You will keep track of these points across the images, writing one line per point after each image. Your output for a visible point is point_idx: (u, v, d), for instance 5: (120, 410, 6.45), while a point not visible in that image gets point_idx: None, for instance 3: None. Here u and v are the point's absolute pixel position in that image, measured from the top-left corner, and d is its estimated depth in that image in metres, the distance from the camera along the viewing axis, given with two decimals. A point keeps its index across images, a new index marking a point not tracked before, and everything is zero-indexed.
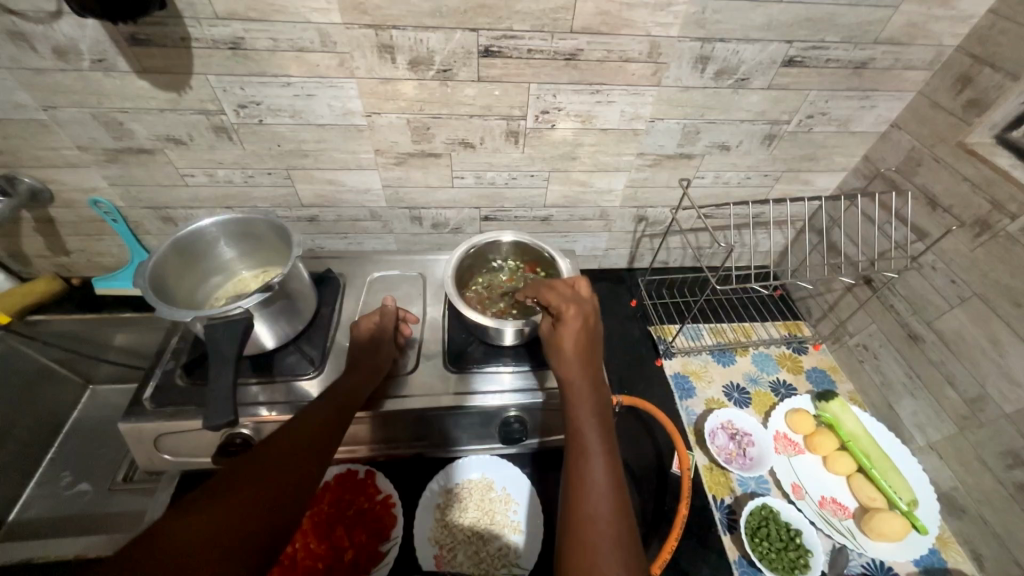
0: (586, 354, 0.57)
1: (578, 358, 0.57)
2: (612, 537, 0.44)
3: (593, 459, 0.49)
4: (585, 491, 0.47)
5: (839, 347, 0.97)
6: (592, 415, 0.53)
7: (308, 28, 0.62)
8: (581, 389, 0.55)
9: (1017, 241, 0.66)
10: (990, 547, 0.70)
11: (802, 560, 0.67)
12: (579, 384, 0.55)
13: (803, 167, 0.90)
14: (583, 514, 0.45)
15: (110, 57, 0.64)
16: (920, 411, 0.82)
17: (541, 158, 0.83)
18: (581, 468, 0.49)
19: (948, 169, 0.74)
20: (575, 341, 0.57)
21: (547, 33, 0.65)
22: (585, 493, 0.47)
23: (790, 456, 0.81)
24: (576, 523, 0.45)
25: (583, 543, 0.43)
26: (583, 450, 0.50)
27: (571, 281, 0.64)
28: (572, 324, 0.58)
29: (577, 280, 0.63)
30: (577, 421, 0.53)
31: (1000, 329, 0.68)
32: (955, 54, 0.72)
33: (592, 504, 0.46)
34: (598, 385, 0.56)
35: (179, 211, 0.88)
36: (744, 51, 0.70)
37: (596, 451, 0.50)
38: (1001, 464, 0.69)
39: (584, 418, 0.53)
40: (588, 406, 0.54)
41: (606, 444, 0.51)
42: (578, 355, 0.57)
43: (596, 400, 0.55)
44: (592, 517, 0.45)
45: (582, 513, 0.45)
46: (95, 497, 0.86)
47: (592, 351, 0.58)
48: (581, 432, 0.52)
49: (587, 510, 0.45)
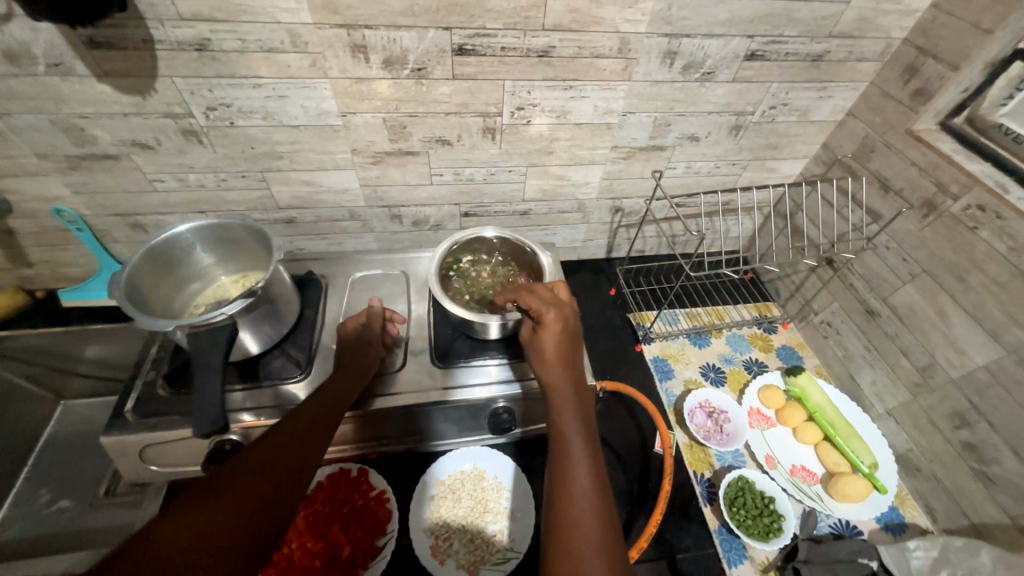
0: (569, 358, 0.60)
1: (562, 364, 0.59)
2: (597, 537, 0.45)
3: (577, 462, 0.51)
4: (570, 493, 0.48)
5: (805, 325, 1.03)
6: (577, 418, 0.55)
7: (278, 28, 0.61)
8: (564, 394, 0.57)
9: (960, 221, 0.71)
10: (941, 501, 0.77)
11: (775, 524, 0.72)
12: (563, 389, 0.57)
13: (767, 156, 0.94)
14: (570, 516, 0.47)
15: (66, 61, 0.62)
16: (878, 381, 0.88)
17: (518, 153, 0.84)
18: (565, 472, 0.50)
19: (898, 154, 0.79)
20: (559, 346, 0.60)
21: (519, 31, 0.66)
22: (572, 495, 0.48)
23: (763, 429, 0.86)
24: (560, 525, 0.46)
25: (567, 543, 0.45)
26: (567, 455, 0.52)
27: (551, 286, 0.67)
28: (554, 327, 0.61)
29: (556, 286, 0.67)
30: (561, 426, 0.55)
31: (946, 302, 0.74)
32: (902, 46, 0.76)
33: (576, 505, 0.47)
34: (581, 389, 0.58)
35: (149, 218, 0.86)
36: (708, 46, 0.72)
37: (581, 456, 0.52)
38: (950, 426, 0.75)
39: (568, 421, 0.55)
40: (571, 410, 0.56)
41: (590, 448, 0.53)
42: (561, 361, 0.59)
43: (579, 405, 0.57)
44: (578, 517, 0.46)
45: (566, 516, 0.47)
46: (76, 513, 0.84)
47: (574, 357, 0.61)
48: (565, 436, 0.54)
49: (573, 512, 0.47)
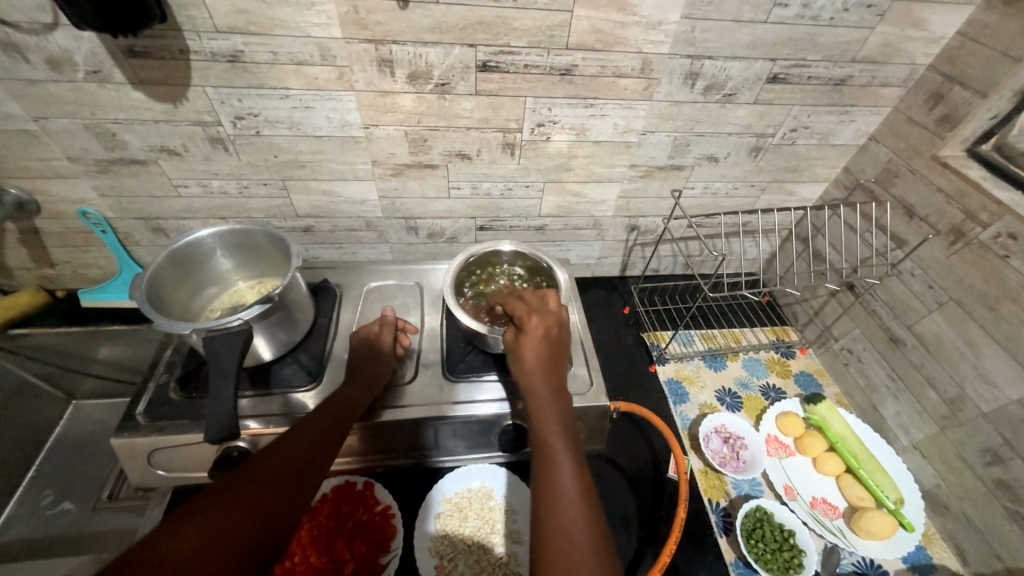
0: (551, 363, 0.59)
1: (542, 370, 0.58)
2: (585, 546, 0.43)
3: (561, 469, 0.50)
4: (554, 501, 0.47)
5: (825, 351, 1.01)
6: (558, 425, 0.54)
7: (308, 42, 0.63)
8: (544, 400, 0.56)
9: (989, 249, 0.69)
10: (972, 541, 0.73)
11: (796, 559, 0.68)
12: (543, 394, 0.56)
13: (787, 178, 0.93)
14: (555, 525, 0.45)
15: (104, 69, 0.64)
16: (903, 412, 0.85)
17: (536, 169, 0.85)
18: (550, 478, 0.49)
19: (923, 180, 0.78)
20: (540, 351, 0.60)
21: (543, 49, 0.67)
22: (558, 502, 0.47)
23: (781, 458, 0.83)
24: (548, 535, 0.45)
25: (556, 553, 0.43)
26: (551, 462, 0.50)
27: (542, 293, 0.66)
28: (537, 333, 0.60)
29: (546, 293, 0.66)
30: (542, 434, 0.53)
31: (975, 332, 0.72)
32: (927, 72, 0.76)
33: (563, 514, 0.46)
34: (562, 396, 0.57)
35: (171, 222, 0.87)
36: (731, 68, 0.73)
37: (566, 463, 0.50)
38: (981, 461, 0.72)
39: (549, 427, 0.53)
40: (552, 417, 0.54)
41: (573, 455, 0.51)
42: (543, 367, 0.58)
43: (559, 412, 0.55)
44: (566, 525, 0.45)
45: (554, 526, 0.45)
46: (79, 516, 0.83)
47: (557, 365, 0.60)
48: (547, 443, 0.52)
49: (558, 520, 0.45)
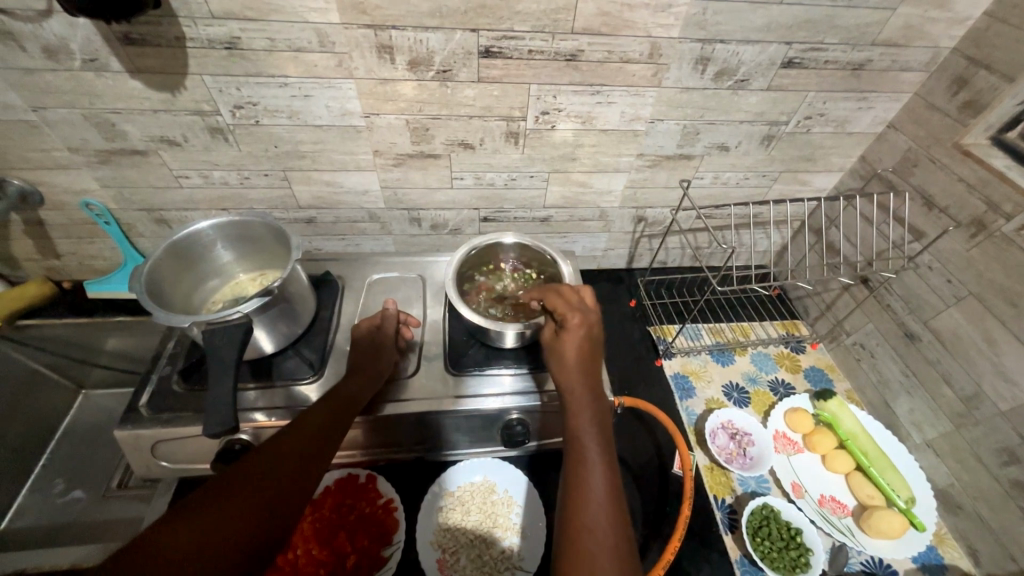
0: (588, 361, 0.57)
1: (579, 366, 0.56)
2: (609, 547, 0.42)
3: (590, 469, 0.48)
4: (582, 501, 0.46)
5: (836, 346, 0.98)
6: (592, 423, 0.52)
7: (306, 28, 0.61)
8: (579, 397, 0.54)
9: (1012, 241, 0.66)
10: (985, 542, 0.71)
11: (803, 558, 0.67)
12: (578, 391, 0.54)
13: (801, 168, 0.90)
14: (581, 524, 0.44)
15: (101, 57, 0.63)
16: (917, 409, 0.83)
17: (541, 159, 0.83)
18: (580, 476, 0.48)
19: (944, 170, 0.75)
20: (577, 348, 0.57)
21: (548, 34, 0.65)
22: (585, 502, 0.45)
23: (789, 454, 0.82)
24: (574, 534, 0.44)
25: (578, 554, 0.42)
26: (583, 460, 0.49)
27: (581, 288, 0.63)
28: (575, 330, 0.58)
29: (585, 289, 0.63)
30: (576, 432, 0.52)
31: (995, 328, 0.69)
32: (951, 55, 0.72)
33: (589, 513, 0.45)
34: (598, 394, 0.55)
35: (173, 213, 0.87)
36: (743, 52, 0.70)
37: (596, 462, 0.49)
38: (997, 461, 0.70)
39: (581, 423, 0.52)
40: (588, 414, 0.53)
41: (604, 454, 0.50)
42: (580, 364, 0.56)
43: (596, 410, 0.53)
44: (590, 525, 0.44)
45: (580, 526, 0.44)
46: (89, 504, 0.84)
47: (594, 363, 0.58)
48: (580, 441, 0.51)
49: (584, 519, 0.44)
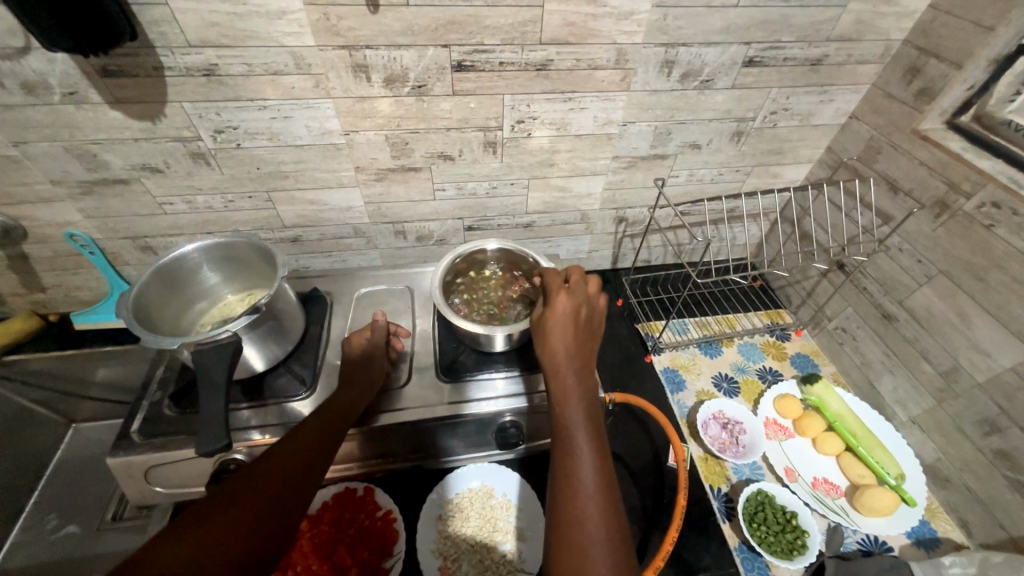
0: (577, 345, 0.57)
1: (569, 350, 0.56)
2: (600, 538, 0.43)
3: (580, 456, 0.48)
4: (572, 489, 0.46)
5: (820, 331, 1.01)
6: (580, 412, 0.51)
7: (282, 52, 0.63)
8: (567, 383, 0.53)
9: (974, 219, 0.69)
10: (976, 513, 0.73)
11: (799, 540, 0.68)
12: (566, 376, 0.54)
13: (771, 161, 0.94)
14: (571, 517, 0.45)
15: (81, 90, 0.64)
16: (900, 388, 0.85)
17: (519, 166, 0.85)
18: (568, 463, 0.48)
19: (905, 155, 0.78)
20: (567, 331, 0.57)
21: (517, 46, 0.67)
22: (575, 494, 0.46)
23: (781, 440, 0.83)
24: (566, 523, 0.44)
25: (571, 546, 0.43)
26: (569, 450, 0.49)
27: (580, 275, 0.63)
28: (565, 314, 0.58)
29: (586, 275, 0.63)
30: (564, 421, 0.51)
31: (966, 303, 0.72)
32: (902, 47, 0.76)
33: (579, 503, 0.45)
34: (587, 382, 0.54)
35: (158, 240, 0.88)
36: (706, 54, 0.73)
37: (585, 452, 0.49)
38: (979, 432, 0.72)
39: (570, 415, 0.51)
40: (576, 401, 0.52)
41: (593, 441, 0.50)
42: (570, 350, 0.56)
43: (584, 396, 0.53)
44: (581, 517, 0.44)
45: (571, 515, 0.45)
46: (84, 538, 0.83)
47: (584, 345, 0.57)
48: (568, 429, 0.50)
49: (576, 511, 0.45)
